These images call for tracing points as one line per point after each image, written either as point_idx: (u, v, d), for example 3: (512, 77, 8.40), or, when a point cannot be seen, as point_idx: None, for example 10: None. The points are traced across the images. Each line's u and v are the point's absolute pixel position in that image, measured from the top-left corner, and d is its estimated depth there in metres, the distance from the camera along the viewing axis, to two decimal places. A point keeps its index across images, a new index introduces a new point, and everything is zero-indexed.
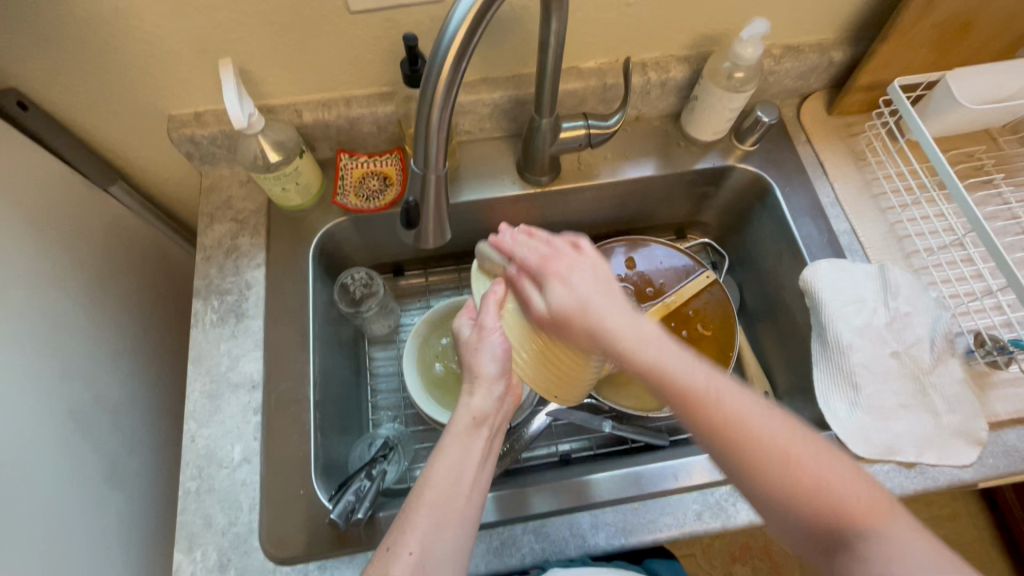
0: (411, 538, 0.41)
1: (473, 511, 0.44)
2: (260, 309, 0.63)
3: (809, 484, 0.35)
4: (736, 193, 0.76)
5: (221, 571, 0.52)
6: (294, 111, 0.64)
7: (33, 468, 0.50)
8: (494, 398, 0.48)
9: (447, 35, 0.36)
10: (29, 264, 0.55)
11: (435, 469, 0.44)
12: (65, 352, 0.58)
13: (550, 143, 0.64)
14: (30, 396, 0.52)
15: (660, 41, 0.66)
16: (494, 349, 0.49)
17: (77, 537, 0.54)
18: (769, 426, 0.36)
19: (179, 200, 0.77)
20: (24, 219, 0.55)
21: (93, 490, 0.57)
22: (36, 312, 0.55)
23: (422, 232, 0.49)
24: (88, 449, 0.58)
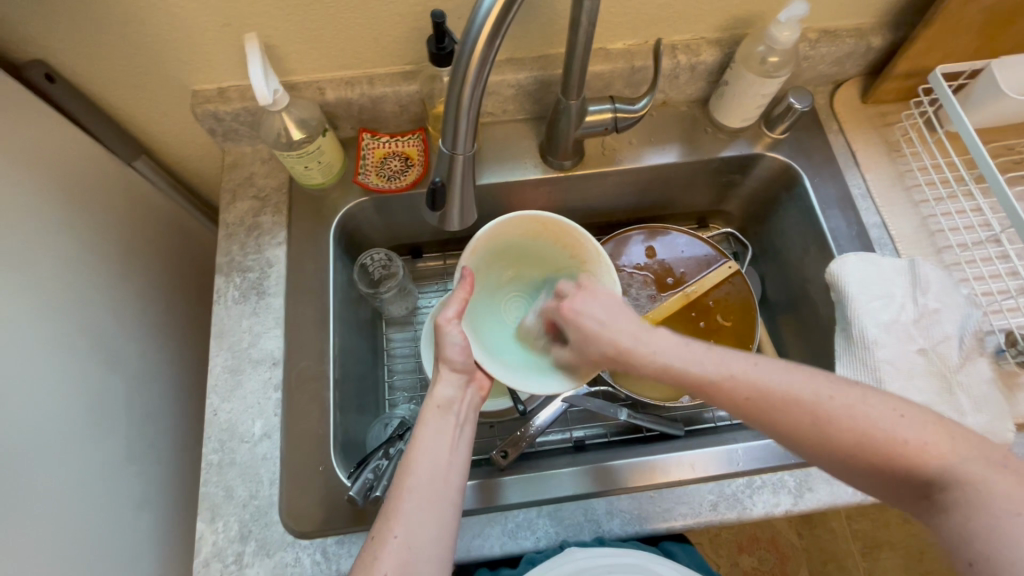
0: (396, 523, 0.43)
1: (452, 490, 0.46)
2: (281, 287, 0.63)
3: (848, 431, 0.40)
4: (764, 182, 0.74)
5: (242, 542, 0.54)
6: (318, 88, 0.63)
7: (58, 438, 0.52)
8: (454, 386, 0.53)
9: (481, 11, 0.35)
10: (53, 237, 0.56)
11: (412, 459, 0.47)
12: (91, 326, 0.59)
13: (575, 126, 0.62)
14: (55, 368, 0.53)
15: (692, 22, 0.64)
16: (455, 342, 0.54)
17: (100, 502, 0.55)
18: (777, 376, 0.44)
19: (202, 176, 0.77)
20: (49, 192, 0.56)
21: (117, 459, 0.59)
22: (60, 284, 0.55)
23: (447, 215, 0.48)
24: (110, 418, 0.59)
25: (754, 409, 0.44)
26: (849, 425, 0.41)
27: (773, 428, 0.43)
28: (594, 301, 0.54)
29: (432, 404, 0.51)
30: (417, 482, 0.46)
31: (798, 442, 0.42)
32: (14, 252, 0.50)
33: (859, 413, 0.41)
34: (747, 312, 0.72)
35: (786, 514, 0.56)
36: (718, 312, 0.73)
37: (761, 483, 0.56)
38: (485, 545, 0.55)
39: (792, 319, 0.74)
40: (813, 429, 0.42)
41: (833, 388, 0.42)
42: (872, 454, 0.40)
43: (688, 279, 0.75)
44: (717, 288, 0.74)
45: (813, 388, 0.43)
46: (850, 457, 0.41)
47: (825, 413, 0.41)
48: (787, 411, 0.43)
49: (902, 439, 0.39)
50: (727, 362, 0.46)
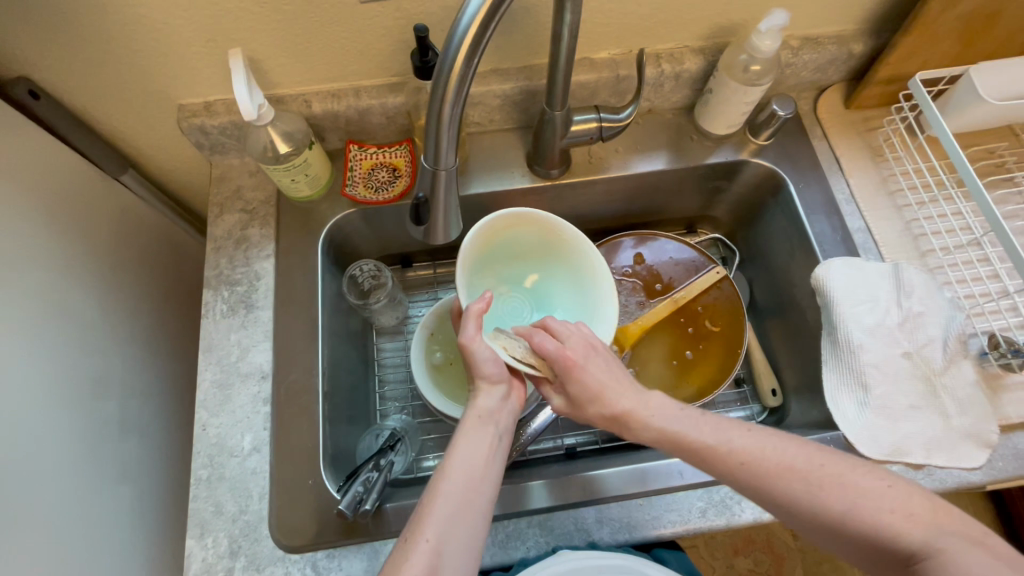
0: (429, 527, 0.43)
1: (483, 500, 0.46)
2: (269, 299, 0.63)
3: (838, 507, 0.40)
4: (750, 188, 0.75)
5: (232, 558, 0.53)
6: (304, 101, 0.63)
7: (46, 457, 0.51)
8: (495, 399, 0.53)
9: (460, 28, 0.36)
10: (39, 252, 0.55)
11: (451, 462, 0.47)
12: (79, 343, 0.58)
13: (561, 136, 0.63)
14: (43, 385, 0.53)
15: (675, 31, 0.64)
16: (488, 355, 0.52)
17: (89, 520, 0.55)
18: (763, 442, 0.44)
19: (191, 189, 0.77)
20: (34, 207, 0.56)
21: (106, 475, 0.58)
22: (47, 301, 0.55)
23: (432, 228, 0.48)
24: (98, 435, 0.59)
25: (731, 472, 0.44)
26: (828, 485, 0.41)
27: (762, 495, 0.43)
28: (598, 364, 0.51)
29: (473, 412, 0.52)
30: (451, 488, 0.46)
31: (789, 511, 0.42)
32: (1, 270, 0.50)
33: (855, 496, 0.40)
34: (735, 317, 0.73)
35: (774, 519, 0.56)
36: (707, 318, 0.74)
37: None
38: (476, 554, 0.55)
39: (779, 323, 0.74)
40: (800, 494, 0.41)
41: (822, 469, 0.42)
42: (828, 508, 0.40)
43: (676, 285, 0.75)
44: (705, 293, 0.75)
45: (803, 456, 0.43)
46: (817, 521, 0.41)
47: (830, 489, 0.41)
48: (767, 490, 0.42)
49: (887, 509, 0.39)
50: (698, 425, 0.46)
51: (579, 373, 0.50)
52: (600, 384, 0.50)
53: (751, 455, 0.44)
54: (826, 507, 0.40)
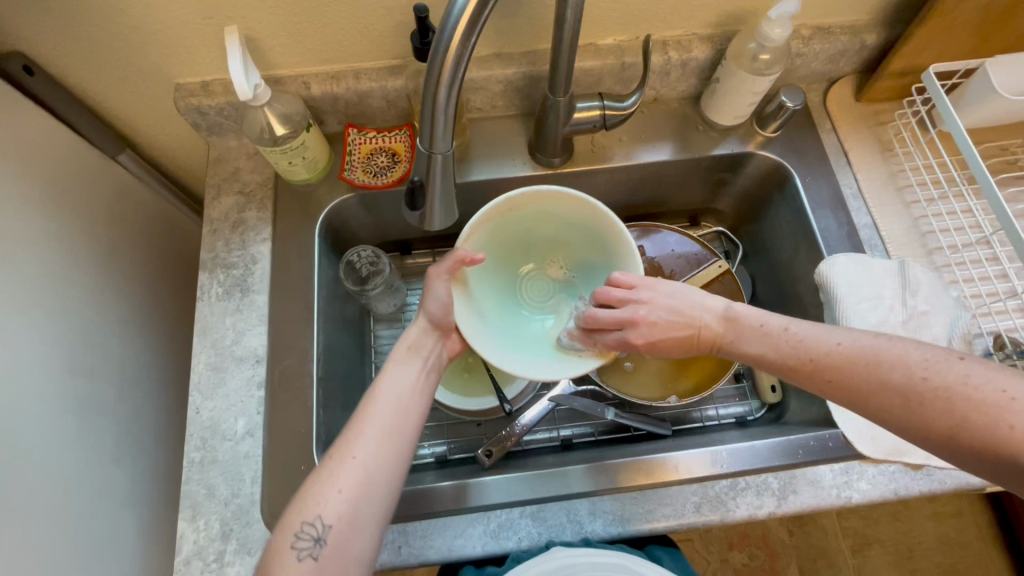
0: (357, 445, 0.46)
1: (410, 427, 0.49)
2: (266, 283, 0.63)
3: (938, 402, 0.41)
4: (756, 181, 0.73)
5: (224, 540, 0.53)
6: (302, 83, 0.62)
7: (37, 436, 0.51)
8: (428, 334, 0.56)
9: (457, 5, 0.35)
10: (33, 231, 0.55)
11: (379, 388, 0.51)
12: (72, 322, 0.58)
13: (563, 123, 0.62)
14: (34, 363, 0.52)
15: (684, 17, 0.63)
16: (438, 297, 0.56)
17: (80, 499, 0.55)
18: (865, 340, 0.46)
19: (189, 171, 0.77)
20: (28, 185, 0.55)
21: (98, 456, 0.58)
22: (42, 280, 0.55)
23: (427, 214, 0.47)
24: (91, 414, 0.58)
25: (809, 377, 0.47)
26: (924, 389, 0.41)
27: (835, 392, 0.46)
28: (665, 296, 0.54)
29: (405, 345, 0.55)
30: (379, 414, 0.49)
31: (893, 421, 0.43)
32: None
33: (952, 388, 0.40)
34: None
35: (769, 516, 0.55)
36: None
37: (745, 484, 0.56)
38: (467, 544, 0.54)
39: None
40: (897, 407, 0.43)
41: (933, 364, 0.42)
42: (933, 412, 0.41)
43: (678, 278, 0.74)
44: (707, 287, 0.73)
45: (918, 354, 0.43)
46: (931, 436, 0.41)
47: (926, 387, 0.41)
48: (890, 411, 0.43)
49: (1006, 423, 0.38)
50: (820, 336, 0.48)
51: (651, 339, 0.54)
52: (672, 331, 0.54)
53: (866, 362, 0.45)
54: (915, 405, 0.42)
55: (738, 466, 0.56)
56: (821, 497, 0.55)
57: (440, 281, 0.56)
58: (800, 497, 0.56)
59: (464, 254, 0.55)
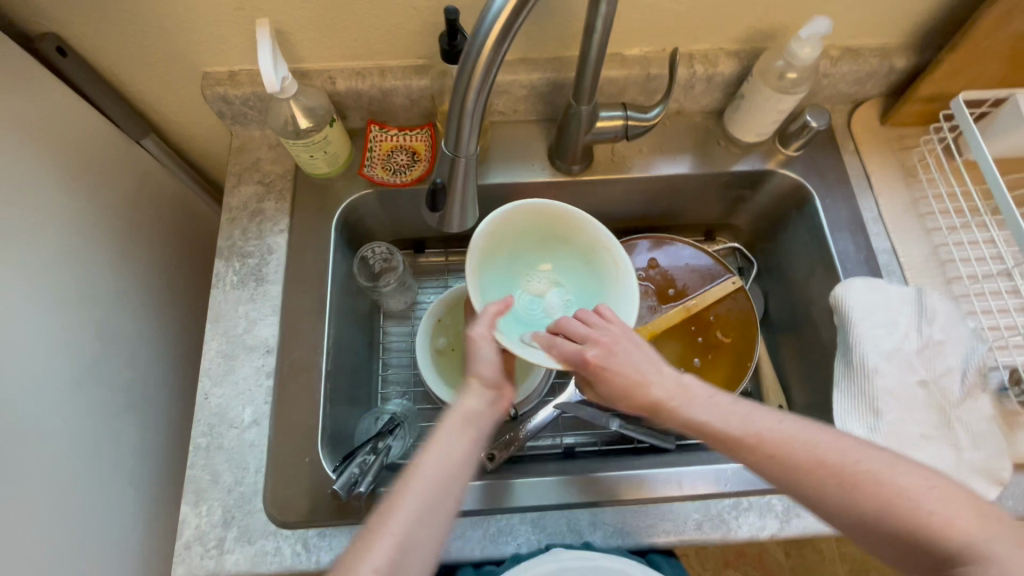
0: (395, 522, 0.42)
1: (450, 505, 0.44)
2: (280, 274, 0.63)
3: (873, 491, 0.39)
4: (774, 199, 0.73)
5: (225, 527, 0.54)
6: (328, 77, 0.63)
7: (46, 412, 0.52)
8: (485, 400, 0.50)
9: (491, 12, 0.35)
10: (55, 211, 0.56)
11: (421, 459, 0.45)
12: (87, 302, 0.59)
13: (585, 132, 0.62)
14: (48, 341, 0.53)
15: (711, 31, 0.62)
16: (487, 356, 0.51)
17: (85, 477, 0.56)
18: (795, 428, 0.43)
19: (210, 158, 0.77)
20: (53, 164, 0.56)
21: (105, 435, 0.59)
22: (60, 258, 0.56)
23: (447, 216, 0.47)
24: (100, 394, 0.59)
25: (745, 453, 0.43)
26: (868, 478, 0.39)
27: (772, 475, 0.42)
28: (623, 351, 0.50)
29: (460, 411, 0.49)
30: (417, 487, 0.44)
31: (825, 504, 0.40)
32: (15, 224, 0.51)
33: (898, 482, 0.38)
34: (748, 330, 0.72)
35: (771, 538, 0.55)
36: (719, 328, 0.72)
37: (748, 505, 0.56)
38: (466, 547, 0.54)
39: (792, 339, 0.73)
40: (834, 490, 0.40)
41: (868, 452, 0.41)
42: (867, 506, 0.39)
43: (690, 292, 0.74)
44: (718, 303, 0.73)
45: (846, 445, 0.41)
46: (851, 519, 0.40)
47: (867, 472, 0.39)
48: (820, 498, 0.40)
49: (927, 509, 0.37)
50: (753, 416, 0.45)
51: (605, 368, 0.49)
52: (629, 377, 0.49)
53: (804, 445, 0.42)
54: (849, 492, 0.39)
55: (741, 485, 0.56)
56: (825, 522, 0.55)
57: (480, 339, 0.51)
58: (803, 522, 0.55)
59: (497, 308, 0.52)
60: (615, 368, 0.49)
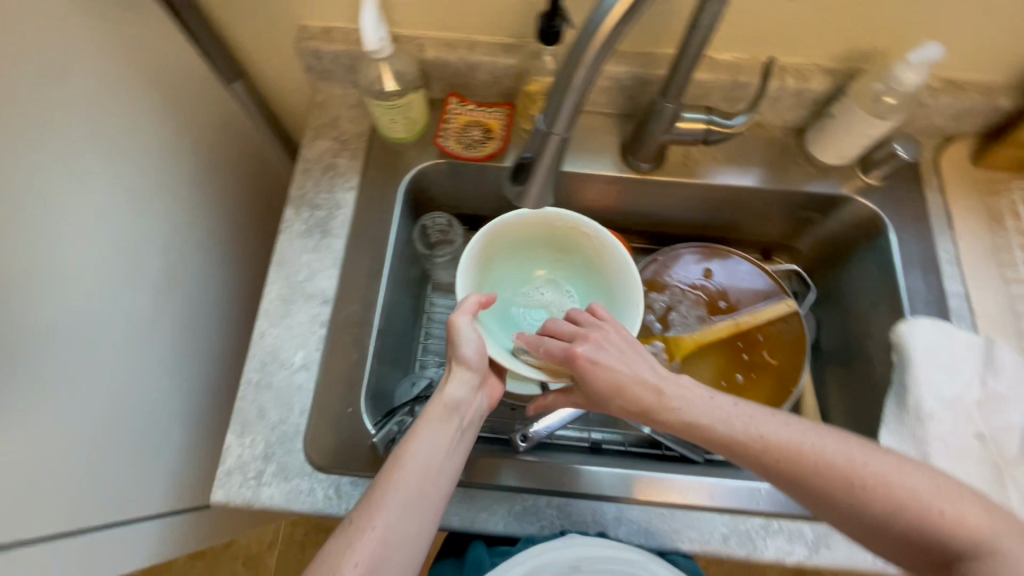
0: (377, 517, 0.44)
1: (433, 500, 0.47)
2: (345, 229, 0.65)
3: (885, 493, 0.40)
4: (844, 226, 0.71)
5: (265, 461, 0.56)
6: (418, 45, 0.64)
7: (107, 327, 0.55)
8: (468, 388, 0.51)
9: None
10: (140, 137, 0.58)
11: (407, 452, 0.47)
12: (155, 229, 0.61)
13: (664, 130, 0.61)
14: (117, 259, 0.56)
15: (811, 45, 0.61)
16: (472, 341, 0.52)
17: (133, 394, 0.58)
18: (798, 429, 0.43)
19: (288, 109, 0.80)
20: (146, 93, 0.58)
21: (154, 357, 0.62)
22: (139, 184, 0.58)
23: (526, 192, 0.49)
24: (152, 315, 0.61)
25: (750, 454, 0.44)
26: (871, 484, 0.40)
27: (771, 472, 0.43)
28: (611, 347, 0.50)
29: (440, 401, 0.50)
30: (405, 480, 0.46)
31: (830, 504, 0.42)
32: (108, 146, 0.53)
33: (903, 479, 0.40)
34: (796, 355, 0.70)
35: (797, 565, 0.54)
36: (765, 348, 0.71)
37: (778, 527, 0.55)
38: (490, 520, 0.55)
39: (841, 372, 0.71)
40: (842, 492, 0.41)
41: (866, 448, 0.42)
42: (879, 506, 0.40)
43: (741, 308, 0.73)
44: (770, 324, 0.72)
45: (848, 446, 0.42)
46: (858, 518, 0.41)
47: (867, 473, 0.41)
48: (827, 498, 0.42)
49: (935, 508, 0.39)
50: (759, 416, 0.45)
51: (594, 363, 0.49)
52: (621, 374, 0.48)
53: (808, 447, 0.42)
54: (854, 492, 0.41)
55: (773, 506, 0.55)
56: (856, 559, 0.54)
57: (473, 331, 0.52)
58: (832, 554, 0.54)
59: (481, 298, 0.54)
60: (604, 362, 0.48)
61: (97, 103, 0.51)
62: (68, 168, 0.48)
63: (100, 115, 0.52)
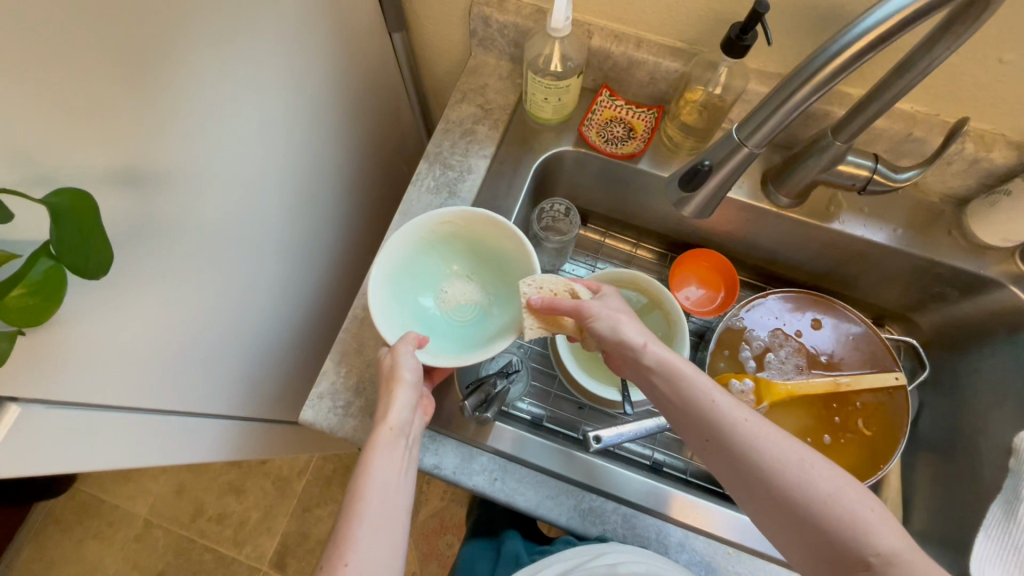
0: (349, 551, 0.41)
1: (400, 518, 0.45)
2: (472, 195, 0.66)
3: (781, 475, 0.41)
4: (980, 311, 0.66)
5: (355, 394, 0.58)
6: (587, 31, 0.64)
7: (239, 233, 0.58)
8: (409, 409, 0.49)
9: (854, 33, 0.38)
10: (305, 65, 0.61)
11: (367, 483, 0.44)
12: (295, 152, 0.64)
13: (820, 169, 0.59)
14: (259, 172, 0.59)
15: (1009, 114, 0.56)
16: (411, 364, 0.49)
17: (248, 301, 0.62)
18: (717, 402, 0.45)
19: (433, 67, 0.82)
20: (321, 24, 0.61)
21: (269, 270, 0.65)
22: (293, 108, 0.61)
23: (696, 192, 0.57)
24: (273, 233, 0.64)
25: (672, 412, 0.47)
26: (764, 465, 0.42)
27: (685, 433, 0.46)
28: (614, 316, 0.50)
29: (385, 426, 0.47)
30: (370, 508, 0.43)
31: (729, 476, 0.44)
32: (276, 70, 0.56)
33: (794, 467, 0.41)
34: (894, 432, 0.66)
35: None
36: (860, 417, 0.67)
37: None
38: (554, 511, 0.56)
39: (935, 462, 0.66)
40: (739, 468, 0.43)
41: (769, 429, 0.43)
42: (770, 485, 0.41)
43: (841, 368, 0.70)
44: (869, 392, 0.68)
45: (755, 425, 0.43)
46: (753, 496, 0.43)
47: (764, 454, 0.42)
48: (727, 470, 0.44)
49: (826, 496, 0.40)
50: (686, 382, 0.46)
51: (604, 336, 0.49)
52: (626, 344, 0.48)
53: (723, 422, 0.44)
54: (750, 469, 0.42)
55: None
56: None
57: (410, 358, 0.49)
58: None
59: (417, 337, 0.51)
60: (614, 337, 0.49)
61: (278, 27, 0.54)
62: (243, 82, 0.52)
63: (277, 35, 0.55)
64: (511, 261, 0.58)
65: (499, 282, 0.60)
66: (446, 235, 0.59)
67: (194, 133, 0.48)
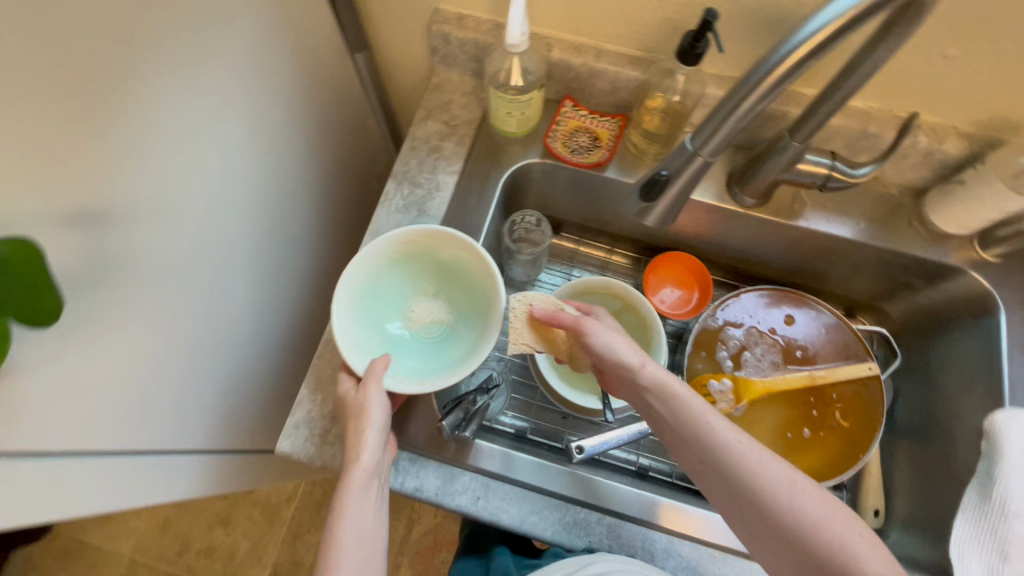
0: None
1: (377, 559, 0.44)
2: (441, 212, 0.66)
3: (768, 497, 0.41)
4: (945, 298, 0.68)
5: (331, 421, 0.57)
6: (546, 44, 0.64)
7: (205, 265, 0.57)
8: (379, 447, 0.48)
9: (790, 45, 0.39)
10: (265, 91, 0.60)
11: (343, 525, 0.44)
12: (260, 178, 0.64)
13: (781, 169, 0.60)
14: (223, 202, 0.58)
15: (957, 107, 0.58)
16: (380, 402, 0.49)
17: (218, 332, 0.61)
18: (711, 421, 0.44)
19: (398, 84, 0.82)
20: (279, 49, 0.60)
21: (239, 299, 0.64)
22: (255, 135, 0.61)
23: (657, 202, 0.59)
24: (241, 262, 0.63)
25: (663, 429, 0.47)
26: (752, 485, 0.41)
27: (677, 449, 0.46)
28: (611, 334, 0.51)
29: (355, 467, 0.47)
30: (347, 550, 0.43)
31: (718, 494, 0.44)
32: (234, 99, 0.56)
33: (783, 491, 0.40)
34: (871, 422, 0.67)
35: None
36: (837, 408, 0.68)
37: None
38: (539, 525, 0.55)
39: (912, 448, 0.68)
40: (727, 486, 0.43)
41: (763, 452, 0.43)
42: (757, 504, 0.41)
43: (817, 362, 0.71)
44: (845, 383, 0.69)
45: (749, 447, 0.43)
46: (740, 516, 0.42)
47: (753, 475, 0.41)
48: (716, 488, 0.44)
49: (814, 521, 0.39)
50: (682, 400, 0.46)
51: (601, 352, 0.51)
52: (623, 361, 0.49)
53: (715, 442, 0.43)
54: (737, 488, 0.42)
55: None
56: None
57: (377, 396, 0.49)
58: None
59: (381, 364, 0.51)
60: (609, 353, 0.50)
61: (233, 56, 0.54)
62: (200, 114, 0.51)
63: (233, 63, 0.54)
64: (473, 277, 0.58)
65: (463, 298, 0.60)
66: (412, 254, 0.59)
67: (151, 169, 0.47)
